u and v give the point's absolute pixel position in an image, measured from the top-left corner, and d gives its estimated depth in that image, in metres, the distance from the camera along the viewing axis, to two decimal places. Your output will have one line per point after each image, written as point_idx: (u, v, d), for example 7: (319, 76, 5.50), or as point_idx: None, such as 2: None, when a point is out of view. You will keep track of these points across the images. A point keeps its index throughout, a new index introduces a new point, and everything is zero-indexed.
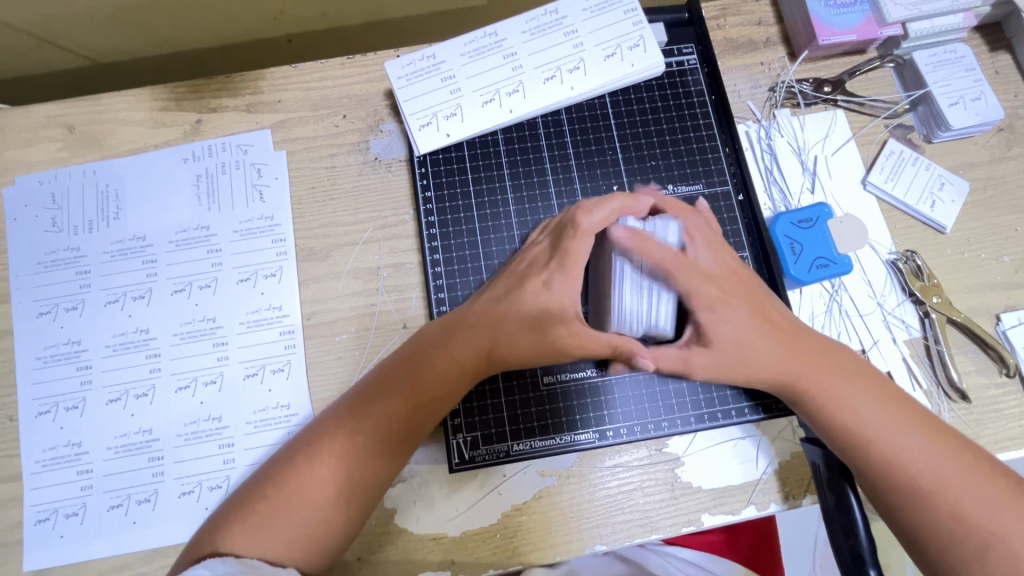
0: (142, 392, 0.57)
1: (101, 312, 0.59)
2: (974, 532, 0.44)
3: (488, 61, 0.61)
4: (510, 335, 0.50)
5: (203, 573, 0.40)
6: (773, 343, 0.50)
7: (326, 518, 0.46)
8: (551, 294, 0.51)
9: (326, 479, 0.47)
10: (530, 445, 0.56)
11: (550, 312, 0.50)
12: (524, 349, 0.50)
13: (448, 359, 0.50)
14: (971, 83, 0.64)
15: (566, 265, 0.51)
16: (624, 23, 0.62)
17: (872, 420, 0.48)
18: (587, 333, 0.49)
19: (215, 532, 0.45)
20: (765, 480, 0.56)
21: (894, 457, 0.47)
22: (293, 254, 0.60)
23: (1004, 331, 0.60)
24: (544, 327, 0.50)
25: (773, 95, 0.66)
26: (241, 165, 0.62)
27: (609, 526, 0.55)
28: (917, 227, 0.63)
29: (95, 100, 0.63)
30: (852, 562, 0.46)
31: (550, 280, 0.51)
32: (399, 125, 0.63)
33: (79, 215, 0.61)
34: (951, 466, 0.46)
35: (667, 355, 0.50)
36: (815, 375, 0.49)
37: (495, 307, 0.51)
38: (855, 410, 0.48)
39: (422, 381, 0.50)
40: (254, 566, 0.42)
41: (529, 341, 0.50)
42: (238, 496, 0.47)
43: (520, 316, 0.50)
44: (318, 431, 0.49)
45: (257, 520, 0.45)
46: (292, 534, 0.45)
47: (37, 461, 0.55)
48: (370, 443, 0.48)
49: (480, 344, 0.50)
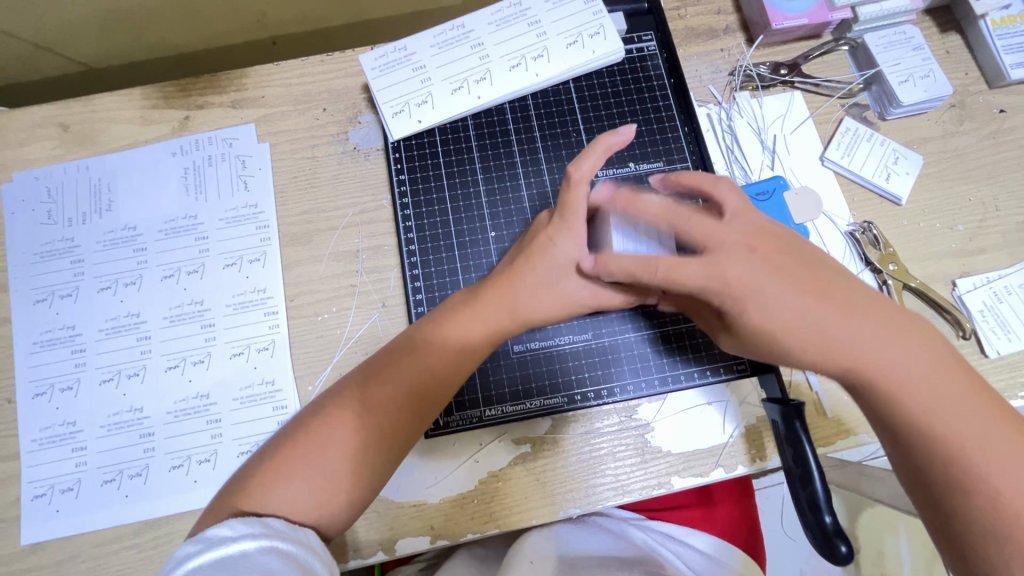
0: (133, 372, 0.59)
1: (95, 299, 0.61)
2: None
3: (456, 51, 0.65)
4: (526, 299, 0.51)
5: (224, 531, 0.40)
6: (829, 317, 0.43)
7: (336, 482, 0.46)
8: (558, 248, 0.51)
9: (347, 440, 0.47)
10: (502, 411, 0.59)
11: (563, 267, 0.51)
12: (545, 307, 0.52)
13: (472, 325, 0.51)
14: (920, 62, 0.67)
15: (567, 217, 0.50)
16: (584, 12, 0.65)
17: (942, 407, 0.41)
18: (601, 288, 0.53)
19: (228, 495, 0.45)
20: (732, 442, 0.58)
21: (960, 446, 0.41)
22: (276, 239, 0.63)
23: (960, 296, 0.62)
24: (564, 284, 0.52)
25: (733, 79, 0.69)
26: (227, 158, 0.65)
27: (584, 489, 0.57)
28: (873, 199, 0.66)
29: (88, 100, 0.67)
30: (811, 512, 0.48)
31: (557, 238, 0.51)
32: (376, 117, 0.66)
33: (74, 208, 0.64)
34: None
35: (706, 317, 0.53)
36: (884, 358, 0.42)
37: (521, 278, 0.51)
38: (921, 396, 0.42)
39: (443, 351, 0.50)
40: (274, 526, 0.42)
41: (550, 301, 0.52)
42: (263, 450, 0.48)
43: (549, 288, 0.52)
44: (334, 397, 0.49)
45: (269, 479, 0.45)
46: (303, 496, 0.45)
47: (33, 439, 0.58)
48: (389, 413, 0.48)
49: (503, 313, 0.51)
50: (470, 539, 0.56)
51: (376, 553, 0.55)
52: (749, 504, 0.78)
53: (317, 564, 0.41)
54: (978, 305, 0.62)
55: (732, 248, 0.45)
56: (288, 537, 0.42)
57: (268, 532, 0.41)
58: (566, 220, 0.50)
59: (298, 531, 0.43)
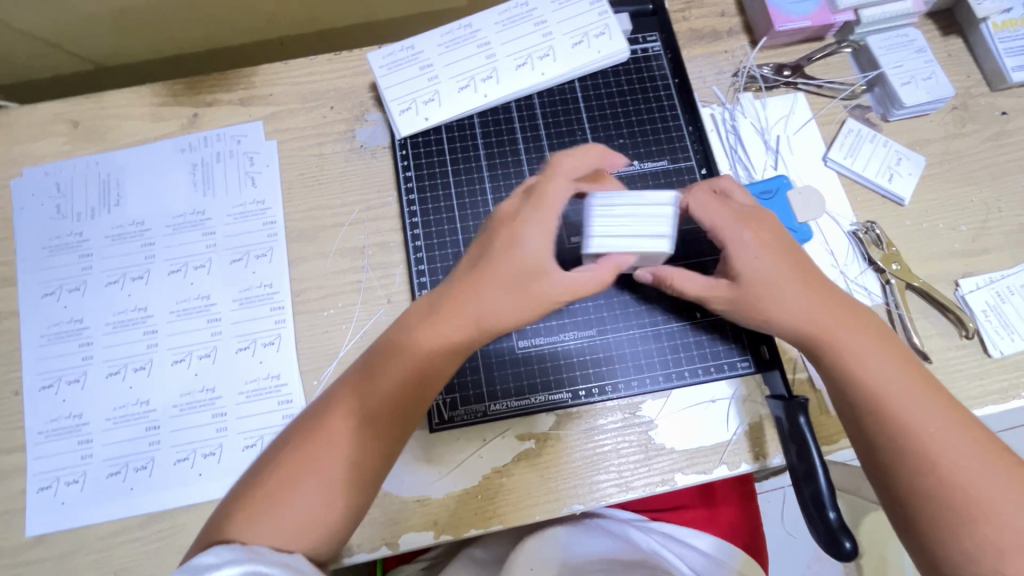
0: (139, 366, 0.60)
1: (102, 292, 0.62)
2: (976, 528, 0.42)
3: (464, 50, 0.66)
4: (483, 304, 0.49)
5: (209, 559, 0.37)
6: (807, 295, 0.50)
7: (324, 505, 0.44)
8: (524, 247, 0.50)
9: (333, 461, 0.45)
10: (507, 406, 0.59)
11: (525, 268, 0.50)
12: (509, 309, 0.50)
13: (429, 341, 0.49)
14: (922, 64, 0.67)
15: (541, 206, 0.51)
16: (590, 13, 0.66)
17: (905, 390, 0.46)
18: (572, 278, 0.50)
19: (214, 526, 0.44)
20: (736, 440, 0.58)
21: (922, 430, 0.45)
22: (283, 236, 0.63)
23: (962, 296, 0.63)
24: (526, 284, 0.50)
25: (736, 80, 0.70)
26: (234, 155, 0.66)
27: (587, 485, 0.57)
28: (876, 199, 0.66)
29: (98, 97, 0.67)
30: (814, 508, 0.48)
31: (521, 232, 0.51)
32: (383, 115, 0.67)
33: (82, 203, 0.65)
34: (980, 462, 0.44)
35: (692, 281, 0.53)
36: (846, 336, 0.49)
37: (479, 280, 0.50)
38: (888, 379, 0.47)
39: (405, 364, 0.49)
40: (259, 552, 0.39)
41: (511, 300, 0.50)
42: (236, 491, 0.46)
43: (510, 286, 0.50)
44: (319, 417, 0.47)
45: (258, 510, 0.43)
46: (290, 528, 0.43)
47: (40, 432, 0.58)
48: (376, 429, 0.47)
49: (465, 319, 0.50)
50: (473, 534, 0.57)
51: (379, 547, 0.55)
52: (754, 513, 0.76)
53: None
54: (980, 305, 0.62)
55: (740, 227, 0.52)
56: (274, 561, 0.39)
57: (254, 555, 0.38)
58: (538, 207, 0.51)
59: (283, 554, 0.40)
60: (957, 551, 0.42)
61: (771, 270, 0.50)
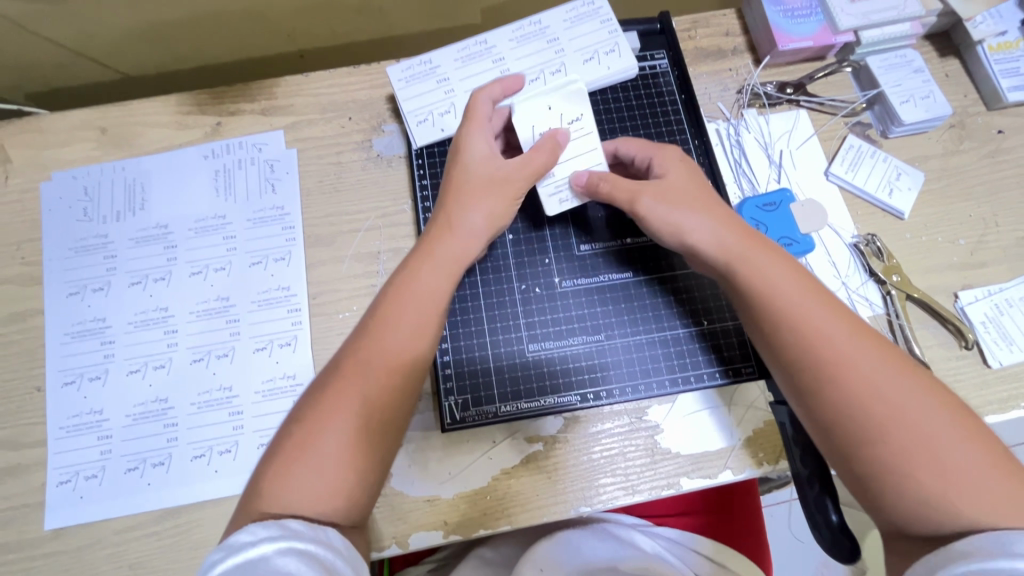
0: (159, 364, 0.61)
1: (126, 292, 0.64)
2: (921, 474, 0.41)
3: (479, 65, 0.68)
4: (458, 213, 0.56)
5: (246, 536, 0.39)
6: (739, 237, 0.52)
7: (340, 458, 0.45)
8: (472, 154, 0.57)
9: (341, 434, 0.45)
10: (518, 407, 0.60)
11: (481, 167, 0.57)
12: (478, 202, 0.56)
13: (422, 285, 0.52)
14: (920, 84, 0.70)
15: (472, 119, 0.58)
16: (601, 32, 0.69)
17: (840, 339, 0.46)
18: (525, 160, 0.57)
19: (249, 500, 0.44)
20: (739, 446, 0.59)
21: (856, 377, 0.44)
22: (301, 240, 0.66)
23: (961, 307, 0.64)
24: (492, 181, 0.56)
25: (740, 97, 0.72)
26: (256, 162, 0.68)
27: (594, 487, 0.58)
28: (876, 213, 0.68)
29: (126, 106, 0.70)
30: (817, 509, 0.49)
31: (467, 145, 0.58)
32: (400, 126, 0.69)
33: (108, 206, 0.67)
34: (931, 408, 0.43)
35: (620, 187, 0.57)
36: (768, 274, 0.50)
37: (449, 191, 0.57)
38: (829, 326, 0.47)
39: (395, 306, 0.51)
40: (296, 527, 0.40)
41: (483, 204, 0.56)
42: (270, 452, 0.46)
43: (476, 187, 0.56)
44: (333, 371, 0.48)
45: (288, 472, 0.44)
46: (319, 482, 0.44)
47: (61, 427, 0.60)
48: (374, 377, 0.48)
49: (446, 234, 0.55)
50: (482, 535, 0.58)
51: (389, 547, 0.56)
52: (761, 531, 0.75)
53: (340, 562, 0.40)
54: (979, 317, 0.64)
55: (664, 162, 0.58)
56: (310, 537, 0.40)
57: (288, 533, 0.40)
58: (469, 121, 0.59)
59: (318, 529, 0.41)
60: (897, 493, 0.41)
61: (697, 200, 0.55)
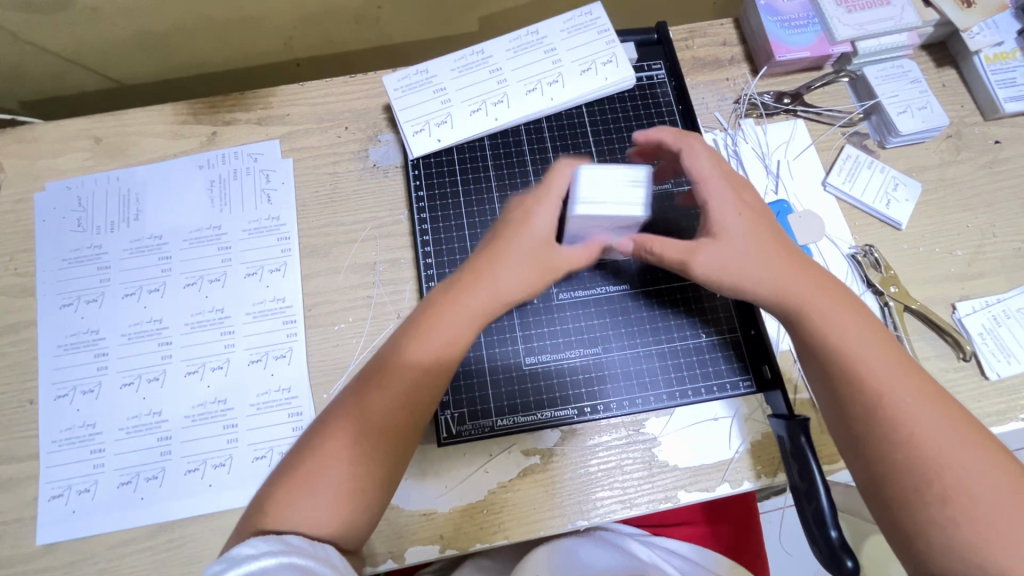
0: (153, 377, 0.61)
1: (119, 304, 0.63)
2: (962, 520, 0.42)
3: (476, 75, 0.68)
4: (500, 282, 0.52)
5: (247, 551, 0.39)
6: (800, 278, 0.51)
7: (342, 484, 0.45)
8: (535, 224, 0.53)
9: (343, 466, 0.45)
10: (514, 421, 0.60)
11: (537, 245, 0.53)
12: (518, 281, 0.52)
13: (447, 324, 0.50)
14: (917, 94, 0.70)
15: (547, 184, 0.54)
16: (598, 42, 0.69)
17: (893, 379, 0.46)
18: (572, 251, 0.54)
19: (251, 515, 0.44)
20: (737, 458, 0.59)
21: (905, 418, 0.45)
22: (297, 251, 0.65)
23: (959, 319, 0.64)
24: (542, 263, 0.53)
25: (737, 107, 0.72)
26: (251, 172, 0.68)
27: (591, 501, 0.58)
28: (873, 223, 0.68)
29: (120, 115, 0.70)
30: (817, 525, 0.49)
31: (534, 213, 0.54)
32: (396, 136, 0.69)
33: (102, 217, 0.66)
34: (975, 457, 0.43)
35: (672, 244, 0.53)
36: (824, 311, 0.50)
37: (491, 253, 0.53)
38: (881, 366, 0.47)
39: (410, 336, 0.50)
40: (294, 543, 0.41)
41: (523, 281, 0.53)
42: (276, 473, 0.46)
43: (526, 263, 0.53)
44: (346, 403, 0.48)
45: (292, 492, 0.44)
46: (322, 501, 0.44)
47: (53, 441, 0.59)
48: (380, 401, 0.47)
49: (484, 305, 0.51)
50: (478, 549, 0.57)
51: (385, 561, 0.56)
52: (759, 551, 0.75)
53: None
54: (977, 328, 0.64)
55: (722, 189, 0.54)
56: (310, 553, 0.40)
57: (290, 548, 0.40)
58: (543, 191, 0.54)
59: (317, 545, 0.42)
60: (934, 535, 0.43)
61: (751, 238, 0.52)
